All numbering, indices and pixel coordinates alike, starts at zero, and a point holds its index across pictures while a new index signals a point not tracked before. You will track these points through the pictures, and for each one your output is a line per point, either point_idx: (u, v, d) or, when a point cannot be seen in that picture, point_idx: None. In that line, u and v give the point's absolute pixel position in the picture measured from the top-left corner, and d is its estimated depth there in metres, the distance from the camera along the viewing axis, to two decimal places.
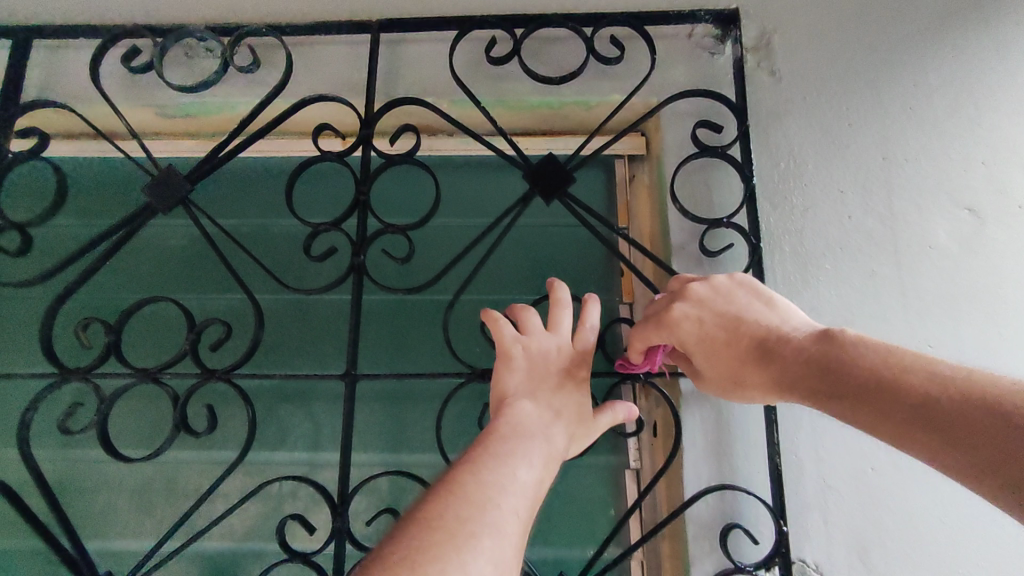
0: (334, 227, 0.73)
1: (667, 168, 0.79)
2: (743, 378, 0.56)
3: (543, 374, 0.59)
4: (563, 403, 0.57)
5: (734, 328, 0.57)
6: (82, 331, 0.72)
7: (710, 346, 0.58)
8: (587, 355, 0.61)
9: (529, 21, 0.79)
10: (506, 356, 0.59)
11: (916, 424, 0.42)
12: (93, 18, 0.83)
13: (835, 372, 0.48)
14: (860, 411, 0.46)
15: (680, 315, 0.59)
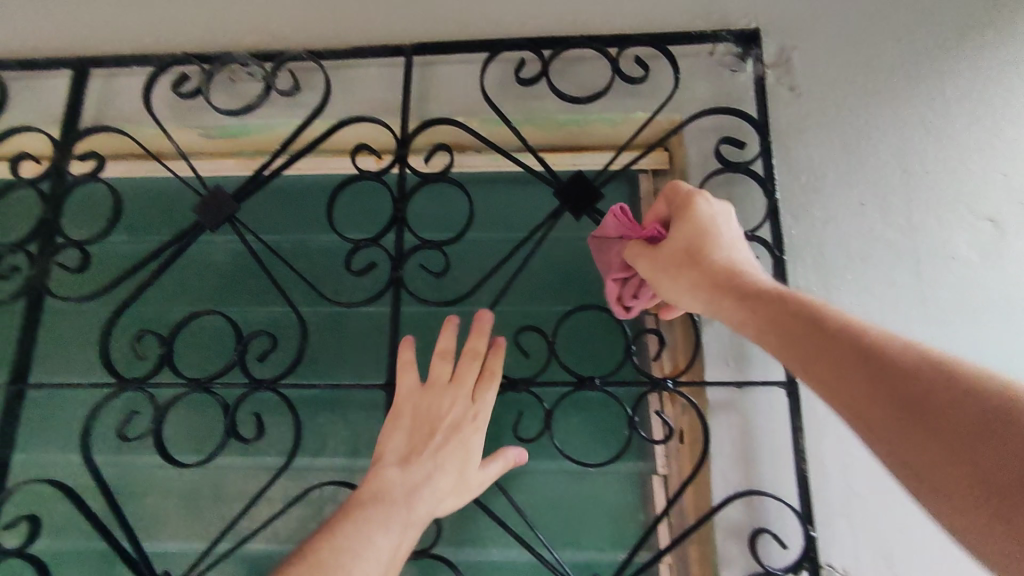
0: (374, 242, 0.77)
1: (692, 183, 0.82)
2: (719, 283, 0.56)
3: (424, 431, 0.64)
4: (440, 462, 0.62)
5: (733, 249, 0.58)
6: (137, 343, 0.76)
7: (704, 248, 0.58)
8: (479, 409, 0.65)
9: (556, 43, 0.82)
10: (395, 414, 0.65)
11: (891, 377, 0.43)
12: (145, 47, 0.89)
13: (825, 315, 0.49)
14: (832, 348, 0.47)
15: (700, 212, 0.60)
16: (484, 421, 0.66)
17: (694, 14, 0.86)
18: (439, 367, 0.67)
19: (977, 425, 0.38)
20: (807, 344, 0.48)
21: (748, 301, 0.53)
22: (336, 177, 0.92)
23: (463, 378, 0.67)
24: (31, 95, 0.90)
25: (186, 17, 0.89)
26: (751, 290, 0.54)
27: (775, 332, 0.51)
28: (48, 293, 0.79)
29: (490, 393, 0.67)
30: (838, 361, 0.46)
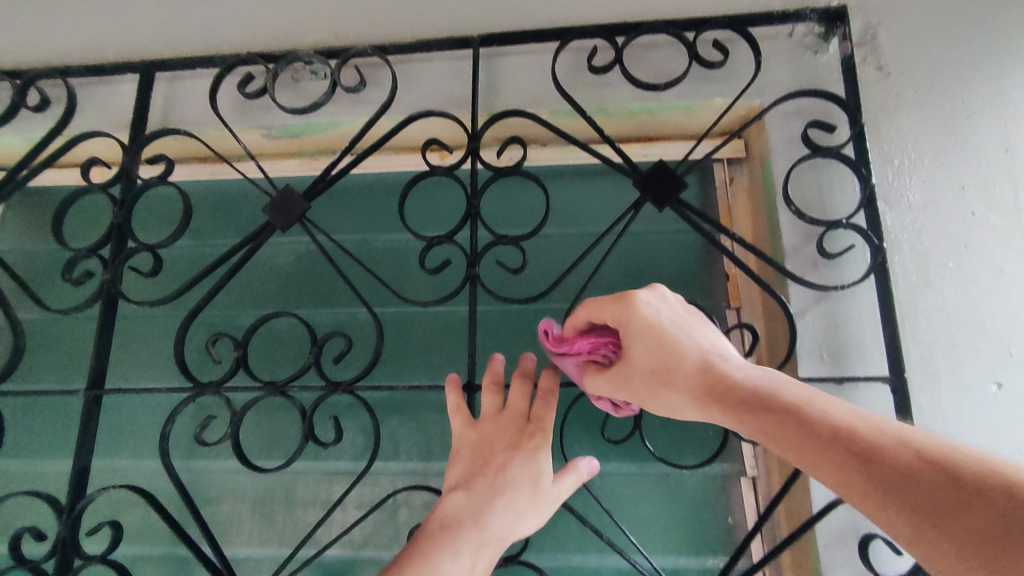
0: (449, 239, 0.75)
1: (775, 171, 0.78)
2: (682, 386, 0.54)
3: (487, 452, 0.61)
4: (509, 481, 0.58)
5: (693, 337, 0.55)
6: (212, 346, 0.75)
7: (662, 348, 0.55)
8: (538, 425, 0.62)
9: (630, 29, 0.79)
10: (457, 439, 0.63)
11: (886, 478, 0.42)
12: (210, 49, 0.89)
13: (796, 416, 0.47)
14: (823, 450, 0.45)
15: (642, 314, 0.56)
16: (547, 435, 0.62)
17: None
18: (490, 398, 0.65)
19: (949, 508, 0.39)
20: (794, 444, 0.47)
21: (725, 395, 0.51)
22: (401, 175, 0.91)
23: (517, 400, 0.63)
24: (100, 102, 0.90)
25: (248, 17, 0.89)
26: (725, 382, 0.52)
27: (758, 432, 0.49)
28: (122, 297, 0.80)
29: (550, 410, 0.63)
30: (825, 469, 0.45)
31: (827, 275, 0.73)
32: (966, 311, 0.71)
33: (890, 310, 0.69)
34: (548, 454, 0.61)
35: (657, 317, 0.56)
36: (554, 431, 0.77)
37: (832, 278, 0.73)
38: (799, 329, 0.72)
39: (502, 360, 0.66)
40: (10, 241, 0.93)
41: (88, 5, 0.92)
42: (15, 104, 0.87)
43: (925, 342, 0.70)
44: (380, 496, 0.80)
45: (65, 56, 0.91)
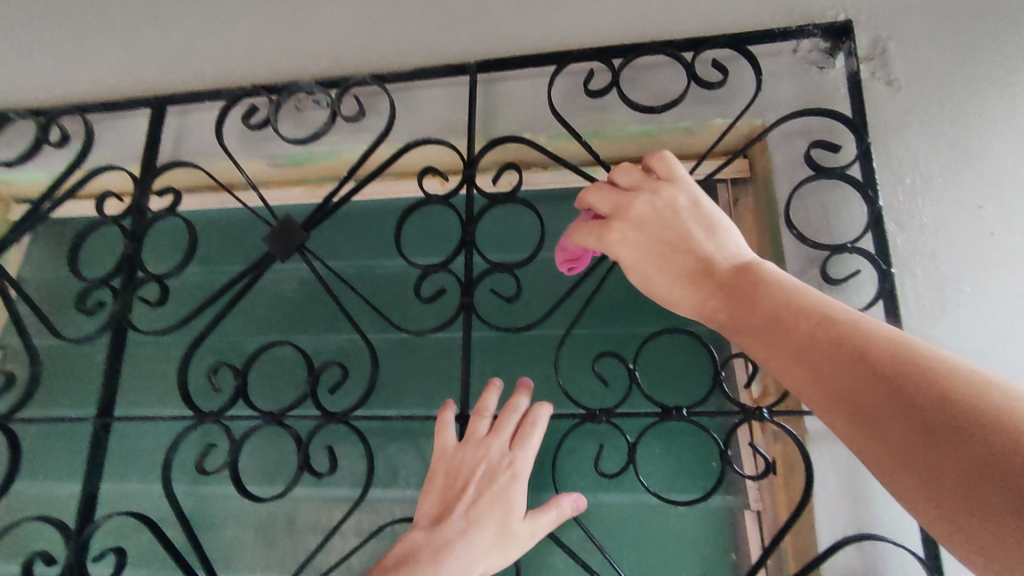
0: (444, 267, 0.75)
1: (779, 192, 0.75)
2: (670, 291, 0.54)
3: (459, 484, 0.60)
4: (477, 515, 0.58)
5: (698, 239, 0.54)
6: (213, 375, 0.77)
7: (664, 245, 0.55)
8: (515, 456, 0.61)
9: (627, 51, 0.78)
10: (434, 467, 0.63)
11: (848, 383, 0.40)
12: (218, 82, 0.91)
13: (772, 312, 0.46)
14: (797, 349, 0.43)
15: (647, 211, 0.56)
16: (523, 468, 0.61)
17: (774, 9, 0.80)
18: (475, 422, 0.64)
19: (910, 416, 0.36)
20: (770, 342, 0.45)
21: (717, 296, 0.50)
22: (402, 201, 0.91)
23: (499, 428, 0.63)
24: (116, 136, 0.94)
25: (255, 50, 0.91)
26: (721, 283, 0.51)
27: (743, 333, 0.47)
28: (131, 326, 0.82)
29: (529, 442, 0.62)
30: (791, 367, 0.43)
31: (833, 301, 0.70)
32: (985, 338, 0.67)
33: None
34: (522, 490, 0.60)
35: (657, 218, 0.56)
36: (552, 461, 0.76)
37: (838, 305, 0.69)
38: None
39: (491, 392, 0.65)
40: (34, 270, 0.97)
41: (106, 43, 0.96)
42: (40, 140, 0.90)
43: None
44: (378, 524, 0.80)
45: (85, 93, 0.95)
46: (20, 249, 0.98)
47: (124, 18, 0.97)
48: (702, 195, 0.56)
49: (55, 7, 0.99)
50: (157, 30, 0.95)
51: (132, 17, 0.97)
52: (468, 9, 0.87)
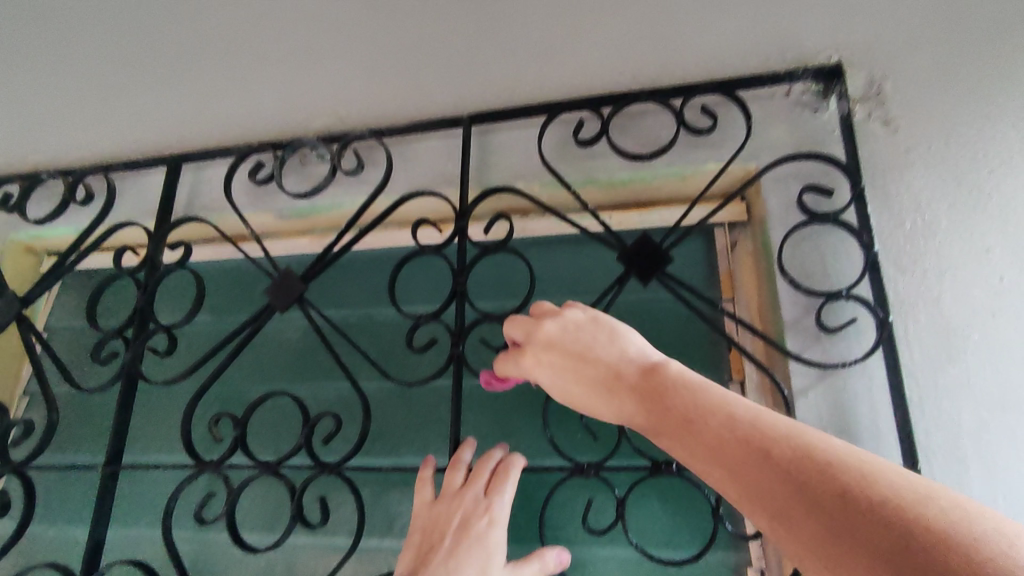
0: (435, 318, 0.75)
1: (773, 237, 0.74)
2: (593, 394, 0.56)
3: (436, 536, 0.60)
4: (454, 566, 0.56)
5: (604, 343, 0.57)
6: (214, 425, 0.79)
7: (575, 353, 0.58)
8: (491, 503, 0.61)
9: (615, 99, 0.79)
10: (413, 524, 0.63)
11: (764, 480, 0.41)
12: (229, 140, 0.96)
13: (685, 413, 0.48)
14: (708, 452, 0.45)
15: (556, 326, 0.60)
16: (500, 515, 0.60)
17: (765, 53, 0.79)
18: (451, 473, 0.64)
19: (823, 503, 0.37)
20: (685, 445, 0.46)
21: (632, 398, 0.52)
22: (402, 249, 0.93)
23: (474, 477, 0.63)
24: (136, 192, 0.99)
25: (263, 109, 0.96)
26: (633, 385, 0.53)
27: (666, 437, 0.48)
28: (142, 377, 0.85)
29: (505, 487, 0.62)
30: (713, 467, 0.44)
31: (832, 349, 0.67)
32: (997, 388, 0.63)
33: (901, 390, 0.62)
34: (500, 537, 0.59)
35: (567, 328, 0.60)
36: (545, 514, 0.74)
37: (836, 354, 0.67)
38: (800, 408, 0.66)
39: (466, 446, 0.66)
40: (59, 320, 1.02)
41: (130, 107, 1.03)
42: (66, 199, 0.95)
43: (948, 424, 0.63)
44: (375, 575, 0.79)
45: (109, 153, 1.01)
46: (48, 302, 1.03)
47: (147, 82, 1.03)
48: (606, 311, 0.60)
49: (88, 75, 1.07)
50: (175, 92, 1.01)
51: (154, 80, 1.03)
52: (463, 63, 0.89)
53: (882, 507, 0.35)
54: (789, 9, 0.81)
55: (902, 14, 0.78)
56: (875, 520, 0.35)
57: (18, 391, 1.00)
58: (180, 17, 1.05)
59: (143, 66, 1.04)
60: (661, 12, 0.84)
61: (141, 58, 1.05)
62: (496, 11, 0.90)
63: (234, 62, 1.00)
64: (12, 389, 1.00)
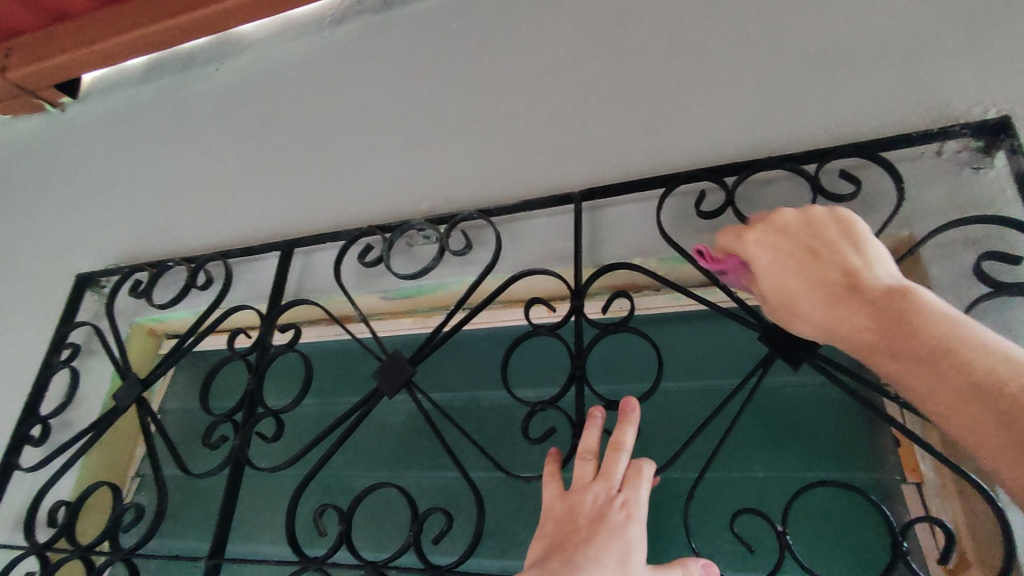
0: (553, 405, 0.69)
1: (946, 313, 0.64)
2: (804, 298, 0.53)
3: (571, 528, 0.53)
4: (593, 554, 0.49)
5: (841, 251, 0.53)
6: (319, 518, 0.74)
7: (808, 261, 0.54)
8: (628, 495, 0.54)
9: (741, 167, 0.74)
10: (546, 513, 0.56)
11: (1015, 420, 0.37)
12: (340, 226, 0.98)
13: (921, 336, 0.44)
14: (949, 373, 0.41)
15: (799, 224, 0.57)
16: (640, 510, 0.53)
17: (907, 113, 0.73)
18: (580, 466, 0.58)
19: None
20: (920, 363, 0.43)
21: (856, 306, 0.49)
22: (508, 331, 0.89)
23: (608, 468, 0.56)
24: (249, 277, 1.02)
25: (372, 195, 0.98)
26: (854, 293, 0.50)
27: (886, 353, 0.45)
28: (247, 463, 0.82)
29: (641, 482, 0.55)
30: (946, 393, 0.41)
31: None
32: None
33: None
34: (639, 534, 0.52)
35: (794, 231, 0.57)
36: None
37: None
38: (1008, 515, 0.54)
39: (596, 429, 0.60)
40: (173, 402, 1.04)
41: (249, 199, 1.09)
42: (189, 284, 0.98)
43: None
44: None
45: (229, 242, 1.06)
46: (165, 384, 1.06)
47: (265, 175, 1.09)
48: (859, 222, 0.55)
49: (214, 173, 1.15)
50: (290, 184, 1.06)
51: (272, 174, 1.09)
52: (570, 143, 0.88)
53: None
54: (932, 64, 0.74)
55: None
56: None
57: (130, 472, 1.03)
58: (299, 117, 1.12)
59: (262, 161, 1.11)
60: (781, 79, 0.80)
61: (260, 154, 1.12)
62: (602, 92, 0.89)
63: (346, 154, 1.04)
64: (125, 469, 1.03)
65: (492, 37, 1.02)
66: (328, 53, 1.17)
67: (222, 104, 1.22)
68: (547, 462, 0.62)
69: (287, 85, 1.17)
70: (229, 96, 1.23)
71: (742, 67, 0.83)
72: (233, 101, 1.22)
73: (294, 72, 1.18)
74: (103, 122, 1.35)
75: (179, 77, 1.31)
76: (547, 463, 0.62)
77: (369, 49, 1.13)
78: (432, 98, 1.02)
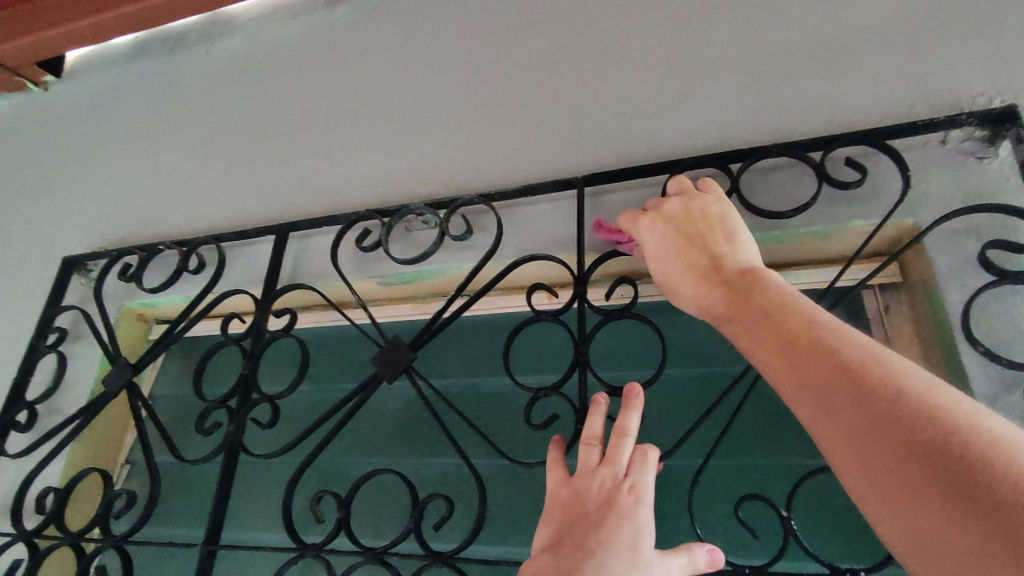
0: (556, 391, 0.68)
1: (951, 302, 0.64)
2: (679, 280, 0.58)
3: (579, 512, 0.52)
4: (603, 540, 0.49)
5: (713, 239, 0.58)
6: (317, 505, 0.73)
7: (683, 247, 0.59)
8: (635, 478, 0.53)
9: (746, 154, 0.73)
10: (552, 497, 0.56)
11: (843, 400, 0.41)
12: (337, 209, 0.96)
13: (778, 321, 0.47)
14: (794, 354, 0.45)
15: (680, 212, 0.62)
16: (648, 494, 0.53)
17: (912, 101, 0.72)
18: (586, 450, 0.57)
19: (898, 437, 0.37)
20: (771, 344, 0.46)
21: (715, 287, 0.54)
22: (508, 318, 0.88)
23: (614, 453, 0.55)
24: (243, 261, 1.00)
25: (369, 179, 0.96)
26: (725, 279, 0.54)
27: (746, 333, 0.49)
28: (242, 449, 0.81)
29: (647, 467, 0.55)
30: (796, 371, 0.44)
31: None
32: None
33: None
34: (648, 518, 0.51)
35: (678, 216, 0.62)
36: None
37: None
38: None
39: (601, 413, 0.59)
40: (164, 388, 1.02)
41: (242, 182, 1.06)
42: (181, 268, 0.96)
43: None
44: None
45: (222, 225, 1.04)
46: (156, 370, 1.04)
47: (259, 158, 1.07)
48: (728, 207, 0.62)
49: (205, 156, 1.12)
50: (284, 167, 1.04)
51: (265, 157, 1.07)
52: (572, 128, 0.87)
53: (952, 446, 0.35)
54: (938, 53, 0.73)
55: None
56: (945, 458, 0.35)
57: (120, 458, 1.02)
58: (293, 99, 1.10)
59: (255, 144, 1.09)
60: (785, 66, 0.79)
61: (253, 137, 1.10)
62: (605, 76, 0.88)
63: (342, 137, 1.02)
64: (115, 456, 1.01)
65: (491, 19, 1.00)
66: (323, 34, 1.14)
67: (212, 85, 1.19)
68: (551, 446, 0.62)
69: (281, 66, 1.15)
70: (220, 77, 1.20)
71: (746, 53, 0.82)
72: (224, 82, 1.19)
73: (287, 53, 1.16)
74: (88, 102, 1.31)
75: (168, 57, 1.28)
76: (550, 448, 0.61)
77: (365, 30, 1.10)
78: (430, 81, 1.00)
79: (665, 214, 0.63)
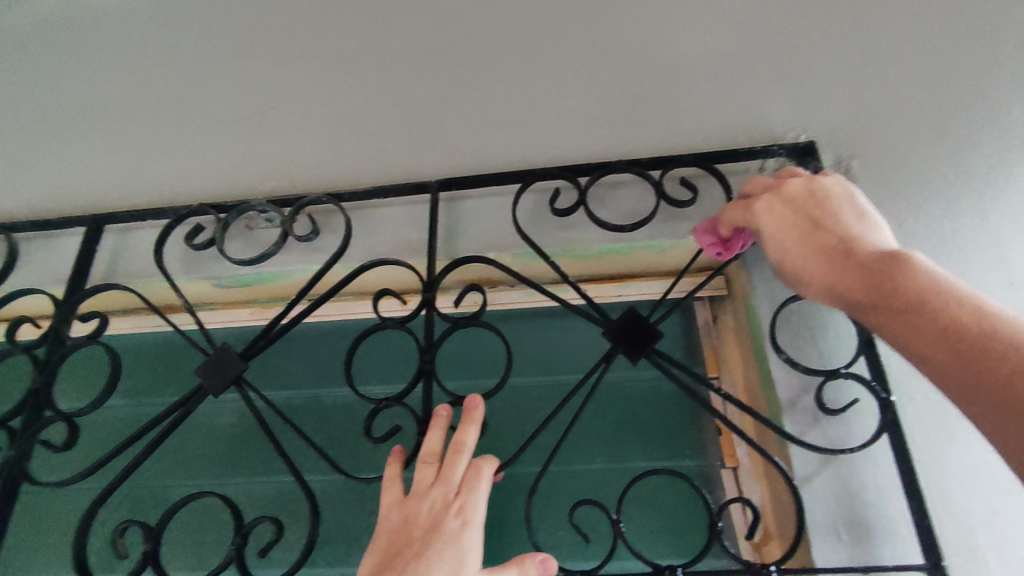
0: (399, 401, 0.64)
1: (761, 314, 0.70)
2: (804, 260, 0.54)
3: (406, 540, 0.50)
4: (423, 568, 0.47)
5: (840, 217, 0.54)
6: (119, 538, 0.62)
7: (806, 225, 0.55)
8: (464, 499, 0.52)
9: (594, 168, 0.76)
10: (382, 523, 0.53)
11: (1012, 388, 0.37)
12: (165, 202, 0.86)
13: (931, 301, 0.43)
14: (946, 336, 0.41)
15: (796, 191, 0.58)
16: (477, 514, 0.52)
17: (737, 130, 0.79)
18: (420, 469, 0.55)
19: None
20: (917, 326, 0.43)
21: (852, 264, 0.50)
22: (357, 324, 0.83)
23: (448, 471, 0.54)
24: (42, 256, 0.85)
25: (206, 169, 0.87)
26: (863, 259, 0.50)
27: (890, 317, 0.45)
28: (26, 478, 0.68)
29: (480, 483, 0.54)
30: (953, 360, 0.40)
31: (832, 431, 0.63)
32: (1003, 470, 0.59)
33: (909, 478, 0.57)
34: (475, 540, 0.50)
35: (796, 196, 0.58)
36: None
37: (837, 437, 0.62)
38: (805, 492, 0.61)
39: (440, 430, 0.58)
40: None
41: (46, 163, 0.91)
42: None
43: (960, 512, 0.58)
44: None
45: (17, 213, 0.88)
46: None
47: (70, 137, 0.93)
48: (854, 186, 0.57)
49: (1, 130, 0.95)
50: (101, 150, 0.91)
51: (79, 137, 0.92)
52: (430, 131, 0.85)
53: None
54: (761, 89, 0.81)
55: (869, 97, 0.79)
56: None
57: None
58: (118, 73, 0.96)
59: (66, 121, 0.94)
60: (633, 86, 0.83)
61: (64, 113, 0.95)
62: (465, 80, 0.87)
63: (176, 120, 0.91)
64: None
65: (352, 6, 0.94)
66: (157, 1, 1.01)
67: (15, 48, 1.02)
68: (389, 463, 0.58)
69: (103, 32, 1.00)
70: (27, 39, 1.02)
71: (599, 69, 0.85)
72: (31, 45, 1.01)
73: (112, 18, 1.01)
74: None
75: None
76: (389, 465, 0.58)
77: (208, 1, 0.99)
78: (282, 65, 0.92)
79: (765, 204, 0.59)
